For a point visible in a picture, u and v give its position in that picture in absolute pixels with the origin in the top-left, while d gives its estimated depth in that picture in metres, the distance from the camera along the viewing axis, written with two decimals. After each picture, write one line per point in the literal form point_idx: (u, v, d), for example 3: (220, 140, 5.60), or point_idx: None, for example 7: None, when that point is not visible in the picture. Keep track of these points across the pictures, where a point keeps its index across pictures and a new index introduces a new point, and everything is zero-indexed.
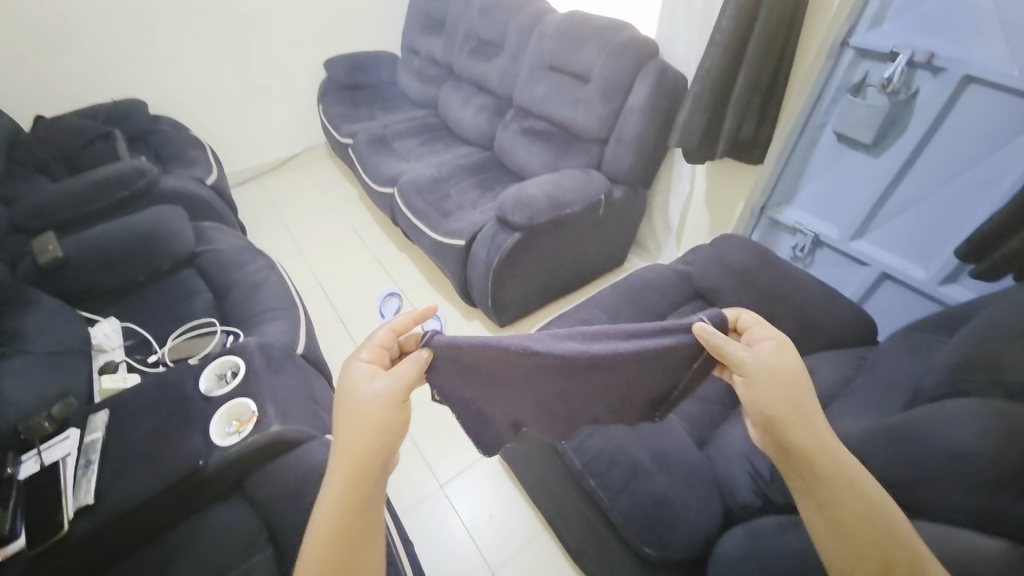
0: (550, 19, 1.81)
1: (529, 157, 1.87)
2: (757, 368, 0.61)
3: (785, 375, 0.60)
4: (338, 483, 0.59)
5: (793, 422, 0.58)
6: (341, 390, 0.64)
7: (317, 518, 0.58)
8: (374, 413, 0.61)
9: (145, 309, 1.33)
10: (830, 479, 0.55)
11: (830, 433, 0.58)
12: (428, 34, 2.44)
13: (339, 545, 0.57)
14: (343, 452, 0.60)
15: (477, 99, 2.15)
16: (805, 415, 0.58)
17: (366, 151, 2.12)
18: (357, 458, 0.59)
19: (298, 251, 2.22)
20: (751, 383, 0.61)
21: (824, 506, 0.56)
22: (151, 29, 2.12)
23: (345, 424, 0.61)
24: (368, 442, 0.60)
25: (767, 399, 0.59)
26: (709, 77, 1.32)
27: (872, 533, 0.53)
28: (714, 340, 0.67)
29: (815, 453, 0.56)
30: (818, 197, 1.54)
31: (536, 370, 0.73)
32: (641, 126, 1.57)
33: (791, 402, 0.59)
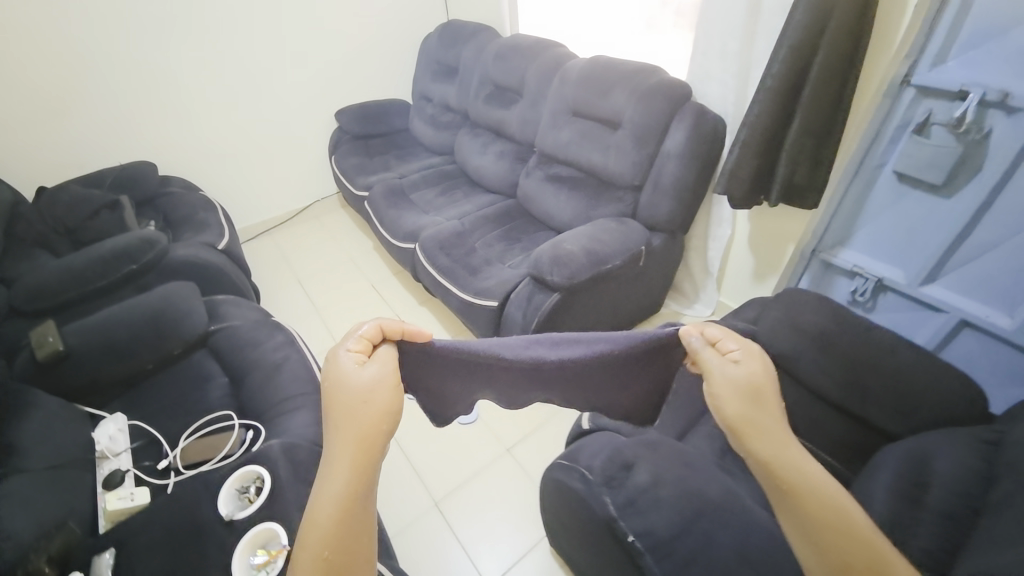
0: (571, 64, 1.75)
1: (557, 205, 1.78)
2: (725, 378, 0.64)
3: (747, 385, 0.63)
4: (339, 472, 0.55)
5: (749, 431, 0.61)
6: (328, 383, 0.59)
7: (315, 509, 0.54)
8: (375, 401, 0.58)
9: (155, 399, 1.20)
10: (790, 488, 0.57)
11: (791, 442, 0.60)
12: (440, 81, 2.40)
13: (341, 538, 0.53)
14: (340, 440, 0.56)
15: (496, 146, 2.08)
16: (762, 423, 0.61)
17: (383, 205, 2.04)
18: (358, 447, 0.56)
19: (315, 310, 2.11)
20: (715, 392, 0.64)
21: (793, 517, 0.57)
22: (158, 91, 2.08)
23: (344, 414, 0.57)
24: (371, 427, 0.57)
25: (724, 407, 0.63)
26: (759, 124, 1.23)
27: (839, 538, 0.54)
28: (694, 344, 0.71)
29: (772, 461, 0.59)
30: (878, 238, 1.43)
31: (504, 370, 0.82)
32: (680, 171, 1.48)
33: (749, 411, 0.61)
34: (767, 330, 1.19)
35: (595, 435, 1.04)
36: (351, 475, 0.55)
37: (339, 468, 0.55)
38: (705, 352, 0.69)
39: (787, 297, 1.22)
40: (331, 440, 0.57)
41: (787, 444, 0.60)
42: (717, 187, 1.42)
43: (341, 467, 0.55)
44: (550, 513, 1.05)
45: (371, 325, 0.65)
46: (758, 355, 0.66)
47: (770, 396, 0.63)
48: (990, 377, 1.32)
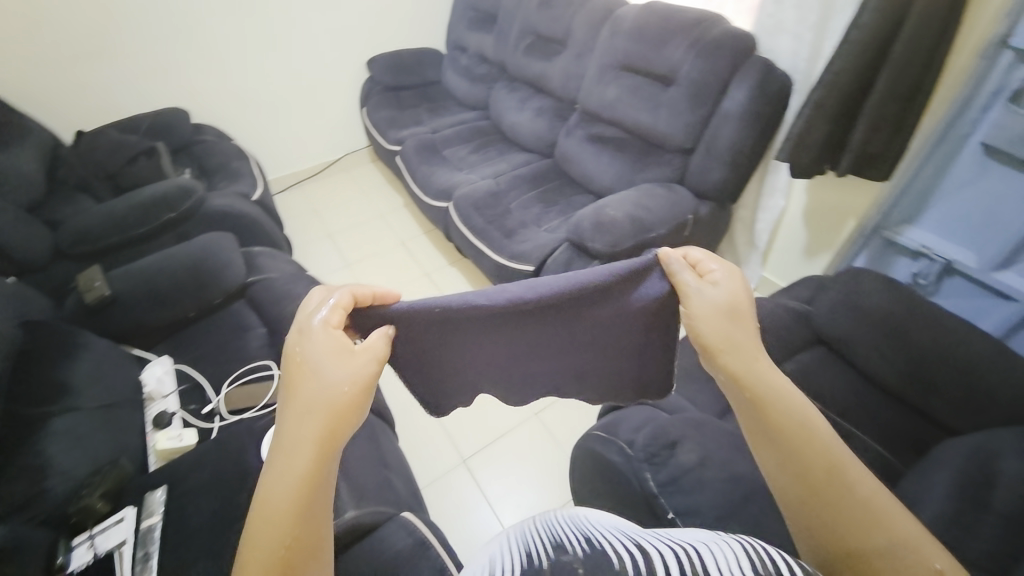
0: (624, 11, 1.60)
1: (598, 167, 1.69)
2: (703, 297, 0.62)
3: (727, 306, 0.61)
4: (302, 456, 0.51)
5: (722, 348, 0.60)
6: (300, 359, 0.56)
7: (272, 496, 0.49)
8: (339, 382, 0.54)
9: (197, 347, 1.23)
10: (760, 400, 0.57)
11: (761, 354, 0.60)
12: (477, 28, 2.26)
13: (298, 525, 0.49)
14: (303, 421, 0.52)
15: (534, 101, 1.97)
16: (739, 340, 0.60)
17: (416, 161, 1.99)
18: (320, 430, 0.52)
19: (346, 265, 2.12)
20: (694, 312, 0.62)
21: (756, 426, 0.58)
22: (190, 33, 2.02)
23: (306, 396, 0.53)
24: (340, 412, 0.54)
25: (703, 330, 0.61)
26: (837, 84, 1.12)
27: (804, 448, 0.55)
28: (671, 267, 0.65)
29: (744, 377, 0.59)
30: (951, 216, 1.32)
31: (483, 325, 0.71)
32: (738, 136, 1.37)
33: (726, 331, 0.60)
34: (825, 312, 1.14)
35: (636, 409, 1.02)
36: (307, 457, 0.51)
37: (301, 451, 0.51)
38: (682, 271, 0.64)
39: (847, 279, 1.15)
40: (290, 419, 0.53)
41: (758, 358, 0.60)
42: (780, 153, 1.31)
43: (297, 450, 0.51)
44: (582, 481, 1.05)
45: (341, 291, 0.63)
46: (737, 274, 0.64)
47: (748, 315, 0.62)
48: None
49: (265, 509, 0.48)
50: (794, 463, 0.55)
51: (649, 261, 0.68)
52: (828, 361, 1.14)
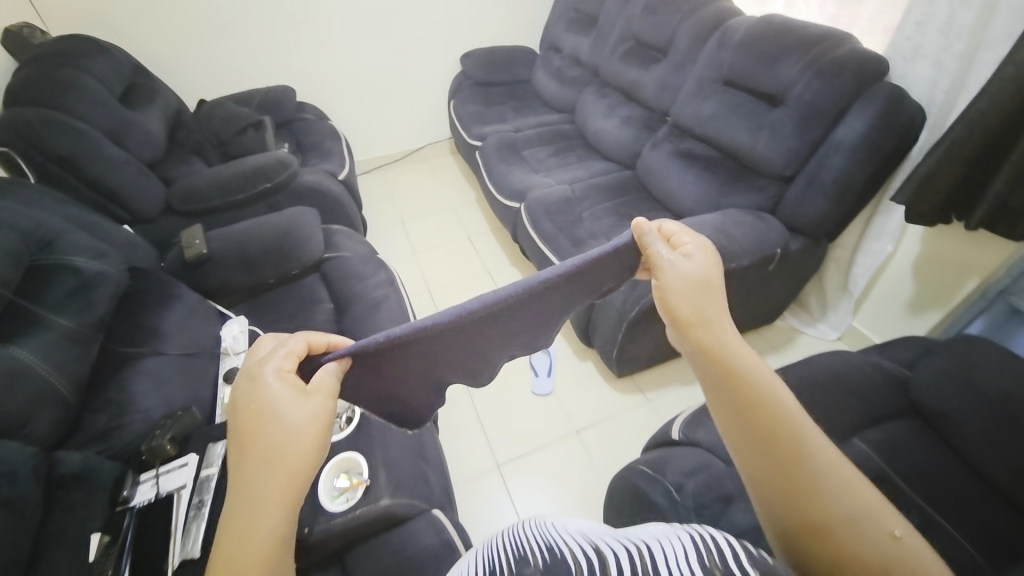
0: (736, 23, 1.50)
1: (681, 185, 1.60)
2: (674, 272, 0.64)
3: (699, 279, 0.62)
4: (266, 508, 0.51)
5: (694, 320, 0.61)
6: (257, 411, 0.55)
7: (233, 547, 0.49)
8: (304, 430, 0.55)
9: (271, 311, 1.32)
10: (728, 370, 0.58)
11: (730, 324, 0.62)
12: (575, 31, 2.23)
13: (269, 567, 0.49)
14: (270, 469, 0.52)
15: (623, 110, 1.91)
16: (711, 314, 0.61)
17: (494, 158, 2.00)
18: (288, 480, 0.52)
19: (413, 251, 2.18)
20: (665, 284, 0.64)
21: (726, 401, 0.58)
22: (307, 18, 2.17)
23: (269, 447, 0.53)
24: (298, 465, 0.53)
25: (676, 303, 0.62)
26: (980, 124, 0.95)
27: (771, 421, 0.55)
28: (646, 236, 0.68)
29: (715, 346, 0.59)
30: None
31: (442, 346, 0.65)
32: (848, 168, 1.23)
33: (695, 301, 0.61)
34: (928, 381, 0.98)
35: (688, 451, 0.96)
36: (278, 507, 0.51)
37: (268, 502, 0.51)
38: (657, 244, 0.67)
39: (961, 347, 0.99)
40: (258, 471, 0.52)
41: (727, 331, 0.61)
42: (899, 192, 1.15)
43: (263, 501, 0.51)
44: (618, 515, 1.00)
45: (296, 339, 0.63)
46: (710, 251, 0.67)
47: (719, 289, 0.64)
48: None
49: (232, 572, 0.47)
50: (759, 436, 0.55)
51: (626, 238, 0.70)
52: (922, 436, 0.97)
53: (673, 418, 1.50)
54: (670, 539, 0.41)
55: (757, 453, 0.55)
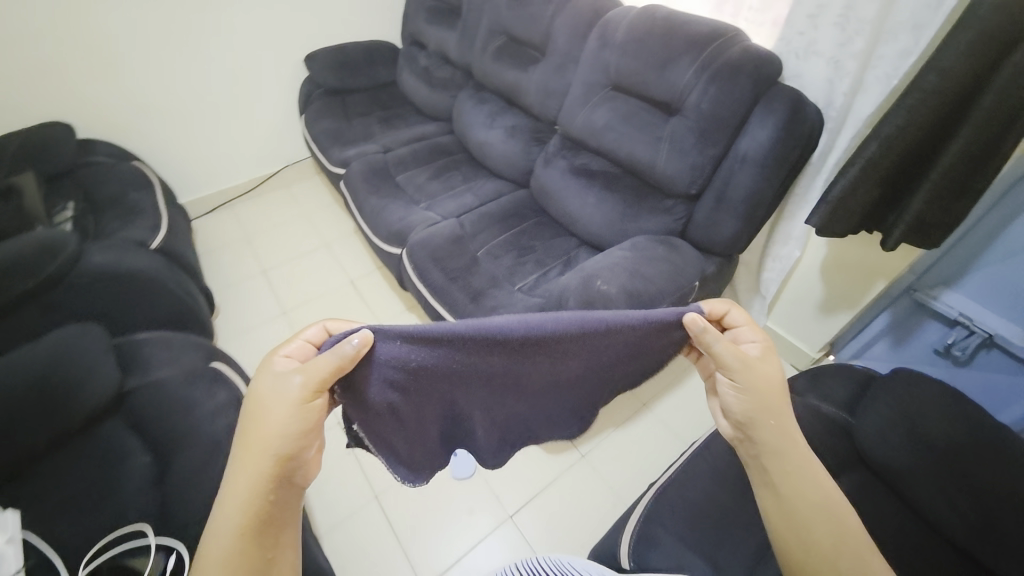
0: (617, 16, 1.29)
1: (583, 207, 1.40)
2: (747, 376, 0.68)
3: (767, 384, 0.68)
4: (238, 492, 0.60)
5: (765, 423, 0.67)
6: (252, 390, 0.65)
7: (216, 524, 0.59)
8: (291, 413, 0.61)
9: (49, 493, 0.89)
10: (787, 472, 0.66)
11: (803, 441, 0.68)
12: (437, 23, 1.90)
13: (246, 548, 0.58)
14: (262, 450, 0.61)
15: (505, 118, 1.65)
16: (780, 421, 0.68)
17: (365, 191, 1.65)
18: (270, 462, 0.61)
19: (282, 311, 1.78)
20: (738, 385, 0.69)
21: (775, 495, 0.67)
22: (67, 24, 1.57)
23: (262, 430, 0.61)
24: (266, 448, 0.61)
25: (744, 405, 0.68)
26: (898, 140, 0.84)
27: (828, 525, 0.64)
28: (700, 333, 0.68)
29: (783, 451, 0.67)
30: (996, 283, 1.11)
31: (465, 360, 0.66)
32: (759, 184, 1.11)
33: (767, 406, 0.68)
34: (877, 430, 0.86)
35: None
36: (258, 488, 0.60)
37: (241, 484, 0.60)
38: (718, 340, 0.67)
39: (896, 385, 0.91)
40: (252, 449, 0.61)
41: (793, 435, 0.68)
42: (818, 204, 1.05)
43: (250, 480, 0.60)
44: None
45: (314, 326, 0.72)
46: (769, 350, 0.71)
47: (784, 393, 0.69)
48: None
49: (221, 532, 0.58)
50: (816, 539, 0.63)
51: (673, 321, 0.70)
52: (879, 498, 0.86)
53: (612, 472, 1.34)
54: None
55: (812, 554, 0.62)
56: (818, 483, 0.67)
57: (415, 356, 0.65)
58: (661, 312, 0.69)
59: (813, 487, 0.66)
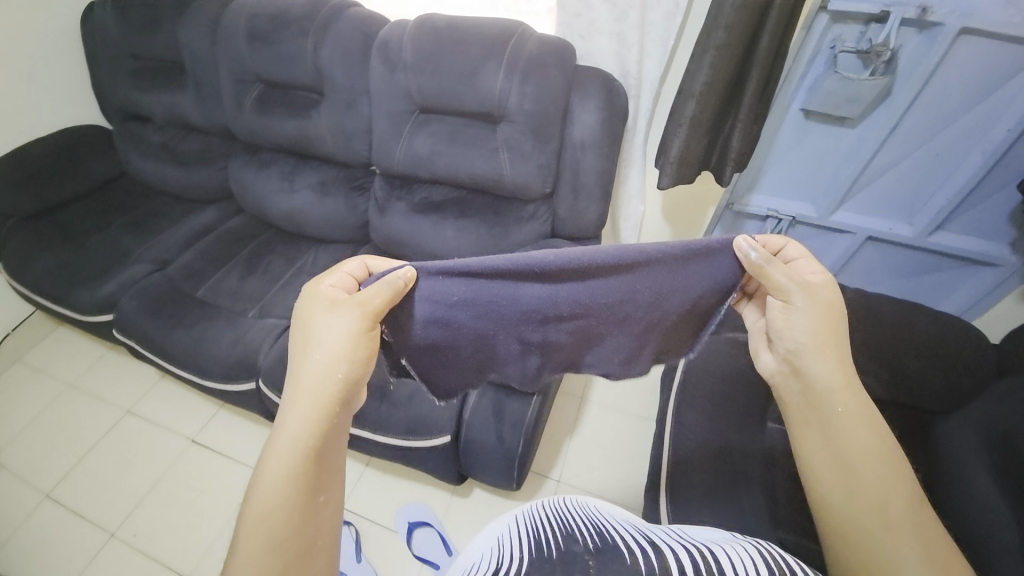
0: (391, 34, 1.15)
1: (446, 243, 1.27)
2: (806, 297, 0.65)
3: (825, 312, 0.64)
4: (302, 419, 0.63)
5: (821, 354, 0.64)
6: (302, 316, 0.71)
7: (279, 450, 0.62)
8: (349, 342, 0.67)
9: None
10: (840, 415, 0.63)
11: (861, 390, 0.64)
12: (154, 88, 1.46)
13: (310, 474, 0.61)
14: (320, 377, 0.66)
15: (306, 175, 1.38)
16: (836, 354, 0.64)
17: (161, 330, 1.22)
18: (332, 389, 0.66)
19: (108, 534, 1.30)
20: (792, 309, 0.65)
21: (823, 435, 0.64)
22: None
23: (317, 356, 0.67)
24: (331, 373, 0.65)
25: (796, 323, 0.66)
26: (711, 94, 0.92)
27: (887, 475, 0.60)
28: (753, 258, 0.65)
29: (837, 389, 0.63)
30: (784, 176, 1.37)
31: (506, 295, 0.70)
32: (603, 164, 1.14)
33: (825, 329, 0.64)
34: None
35: None
36: (318, 415, 0.64)
37: (304, 411, 0.64)
38: (773, 266, 0.64)
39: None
40: (306, 377, 0.65)
41: (850, 377, 0.64)
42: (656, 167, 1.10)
43: (308, 410, 0.64)
44: None
45: (354, 262, 0.78)
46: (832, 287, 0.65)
47: (842, 322, 0.65)
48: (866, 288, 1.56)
49: (280, 461, 0.60)
50: (865, 480, 0.60)
51: (717, 242, 0.66)
52: None
53: (592, 482, 1.31)
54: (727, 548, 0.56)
55: (858, 498, 0.59)
56: (874, 428, 0.63)
57: (455, 291, 0.70)
58: (701, 238, 0.66)
59: (870, 431, 0.62)
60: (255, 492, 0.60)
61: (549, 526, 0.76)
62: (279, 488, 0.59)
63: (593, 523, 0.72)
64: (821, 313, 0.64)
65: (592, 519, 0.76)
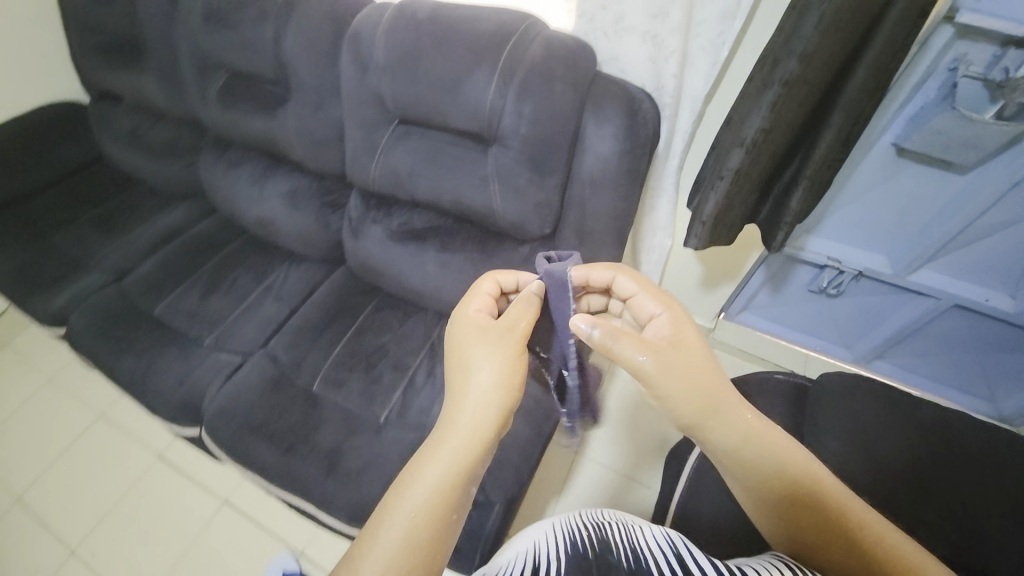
0: (366, 24, 0.92)
1: (424, 279, 1.07)
2: (662, 374, 0.55)
3: (685, 378, 0.55)
4: (451, 439, 0.54)
5: (709, 419, 0.56)
6: (454, 336, 0.65)
7: (427, 471, 0.52)
8: (505, 363, 0.59)
9: None
10: (754, 465, 0.54)
11: (758, 424, 0.56)
12: (118, 67, 1.28)
13: (454, 506, 0.51)
14: (477, 411, 0.56)
15: (276, 182, 1.20)
16: (721, 404, 0.56)
17: (109, 354, 1.09)
18: (491, 415, 0.56)
19: (68, 551, 1.25)
20: (655, 387, 0.56)
21: (748, 494, 0.56)
22: None
23: (476, 382, 0.58)
24: (489, 395, 0.57)
25: (676, 403, 0.56)
26: (769, 144, 0.68)
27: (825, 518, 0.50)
28: (596, 336, 0.57)
29: (738, 447, 0.55)
30: (855, 220, 1.08)
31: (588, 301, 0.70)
32: (618, 207, 0.90)
33: (702, 397, 0.56)
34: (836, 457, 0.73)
35: None
36: (473, 437, 0.55)
37: (454, 431, 0.55)
38: (617, 344, 0.56)
39: (836, 413, 0.77)
40: (463, 411, 0.56)
41: (742, 416, 0.56)
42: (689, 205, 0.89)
43: (458, 446, 0.54)
44: None
45: (488, 280, 0.72)
46: (678, 327, 0.59)
47: (708, 374, 0.57)
48: (932, 368, 1.28)
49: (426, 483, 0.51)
50: (799, 532, 0.51)
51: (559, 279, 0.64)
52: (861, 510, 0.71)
53: None
54: None
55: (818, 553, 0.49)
56: (785, 463, 0.54)
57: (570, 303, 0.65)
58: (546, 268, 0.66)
59: (779, 469, 0.54)
60: (381, 524, 0.49)
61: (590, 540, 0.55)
62: (412, 518, 0.49)
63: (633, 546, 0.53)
64: (683, 384, 0.55)
65: (633, 535, 0.56)
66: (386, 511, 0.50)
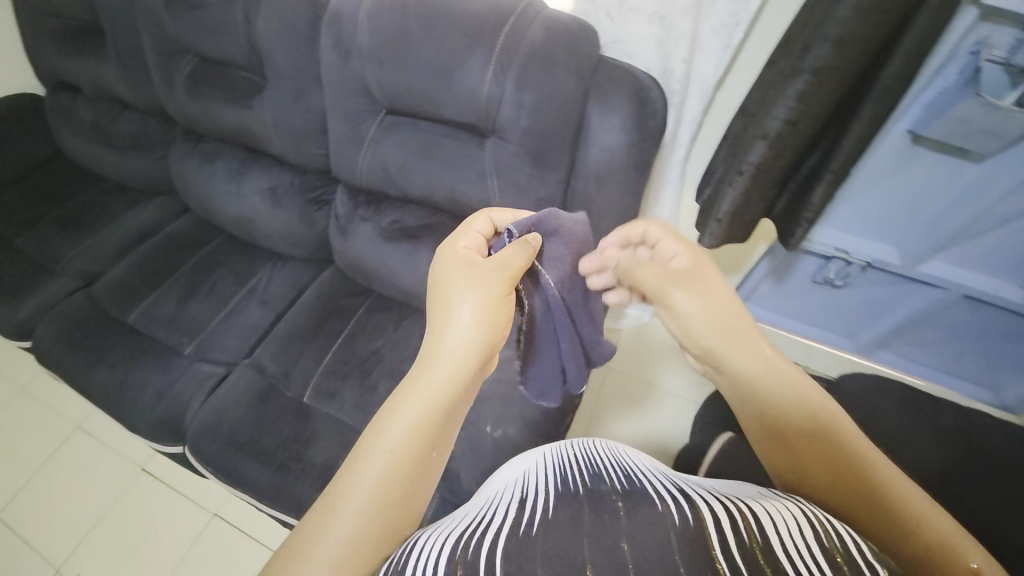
0: (346, 3, 0.83)
1: (418, 280, 1.01)
2: (687, 298, 0.57)
3: (706, 303, 0.56)
4: (425, 382, 0.48)
5: (730, 347, 0.55)
6: (436, 271, 0.57)
7: (396, 418, 0.46)
8: (489, 304, 0.52)
9: None
10: (769, 399, 0.53)
11: (781, 363, 0.54)
12: (74, 53, 1.17)
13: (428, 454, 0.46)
14: (460, 347, 0.50)
15: (255, 177, 1.12)
16: (743, 333, 0.56)
17: (82, 366, 1.03)
18: (472, 358, 0.50)
19: (52, 569, 1.20)
20: (679, 312, 0.57)
21: (763, 434, 0.53)
22: None
23: (455, 322, 0.51)
24: (470, 338, 0.51)
25: (697, 330, 0.57)
26: (791, 139, 0.63)
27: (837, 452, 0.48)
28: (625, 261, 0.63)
29: (756, 379, 0.54)
30: (864, 211, 1.04)
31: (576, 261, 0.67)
32: (625, 202, 0.85)
33: (723, 324, 0.56)
34: None
35: None
36: (450, 381, 0.49)
37: (429, 372, 0.49)
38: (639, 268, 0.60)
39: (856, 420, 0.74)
40: (445, 344, 0.50)
41: (763, 351, 0.55)
42: (698, 199, 0.87)
43: (437, 381, 0.48)
44: None
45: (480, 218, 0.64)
46: (699, 264, 0.60)
47: (733, 306, 0.57)
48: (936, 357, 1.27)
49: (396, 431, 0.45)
50: (807, 464, 0.49)
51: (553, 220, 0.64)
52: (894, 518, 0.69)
53: None
54: (772, 504, 0.41)
55: (826, 485, 0.47)
56: (802, 400, 0.52)
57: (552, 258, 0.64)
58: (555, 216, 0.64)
59: (796, 404, 0.52)
60: (350, 476, 0.45)
61: (576, 463, 0.58)
62: (384, 466, 0.44)
63: (620, 464, 0.56)
64: (705, 308, 0.56)
65: (617, 459, 0.58)
66: (355, 460, 0.46)
